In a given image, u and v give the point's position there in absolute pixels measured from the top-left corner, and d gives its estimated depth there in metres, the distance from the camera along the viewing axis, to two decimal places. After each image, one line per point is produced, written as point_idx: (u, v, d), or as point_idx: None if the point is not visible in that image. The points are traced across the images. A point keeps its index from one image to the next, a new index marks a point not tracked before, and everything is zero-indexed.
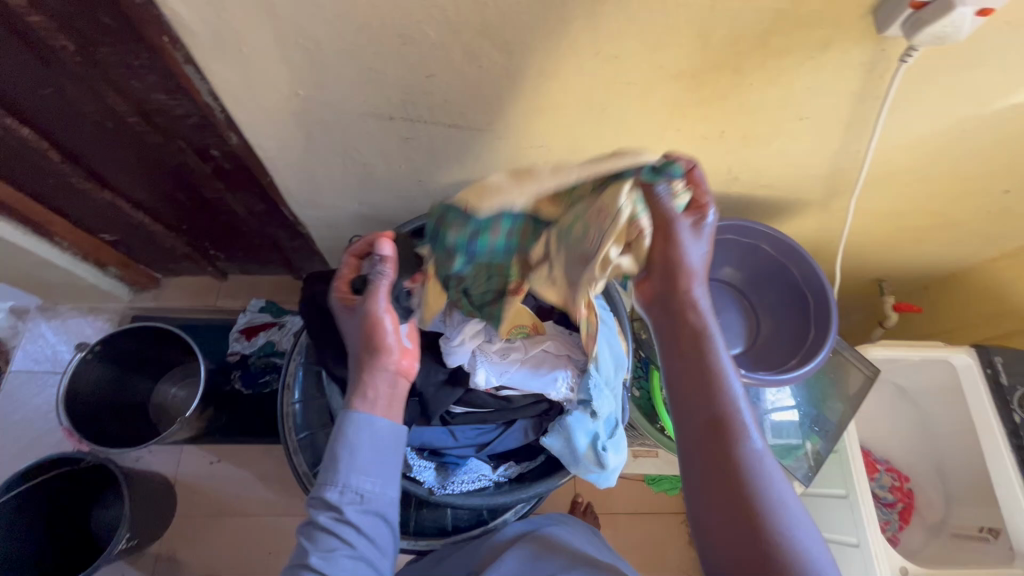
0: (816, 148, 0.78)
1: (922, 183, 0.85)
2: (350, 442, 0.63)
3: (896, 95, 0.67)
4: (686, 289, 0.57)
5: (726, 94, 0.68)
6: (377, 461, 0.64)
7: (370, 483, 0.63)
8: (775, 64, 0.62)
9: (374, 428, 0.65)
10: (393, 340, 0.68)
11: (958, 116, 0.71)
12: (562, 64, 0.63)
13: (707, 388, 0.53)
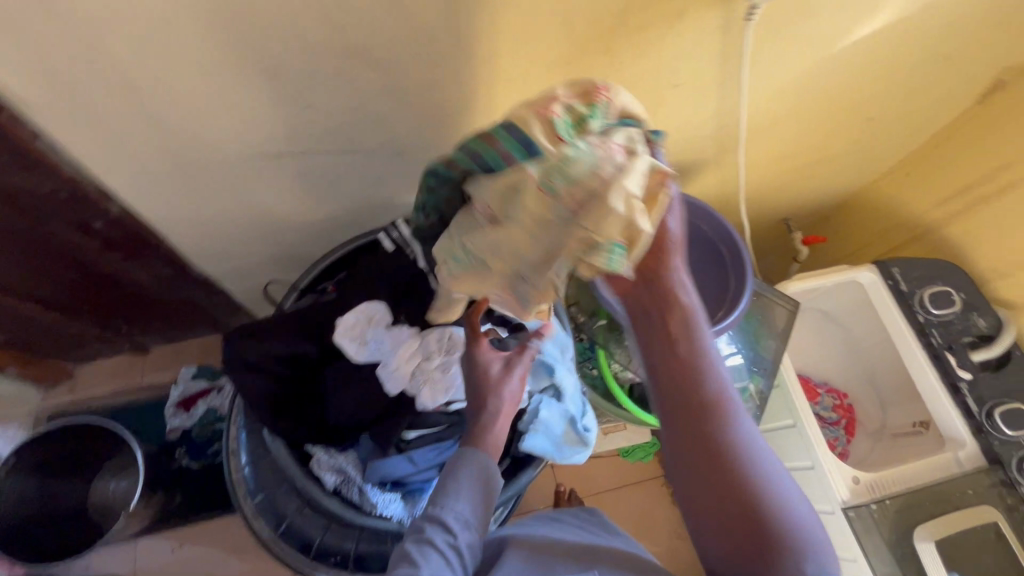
0: (699, 111, 0.83)
1: (799, 124, 0.93)
2: (462, 467, 0.61)
3: (753, 50, 0.73)
4: (666, 267, 0.55)
5: (607, 75, 0.70)
6: (481, 492, 0.61)
7: (473, 513, 0.59)
8: (641, 39, 0.66)
9: (480, 458, 0.62)
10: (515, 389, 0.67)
11: (812, 59, 0.78)
12: (443, 70, 0.63)
13: (695, 372, 0.52)
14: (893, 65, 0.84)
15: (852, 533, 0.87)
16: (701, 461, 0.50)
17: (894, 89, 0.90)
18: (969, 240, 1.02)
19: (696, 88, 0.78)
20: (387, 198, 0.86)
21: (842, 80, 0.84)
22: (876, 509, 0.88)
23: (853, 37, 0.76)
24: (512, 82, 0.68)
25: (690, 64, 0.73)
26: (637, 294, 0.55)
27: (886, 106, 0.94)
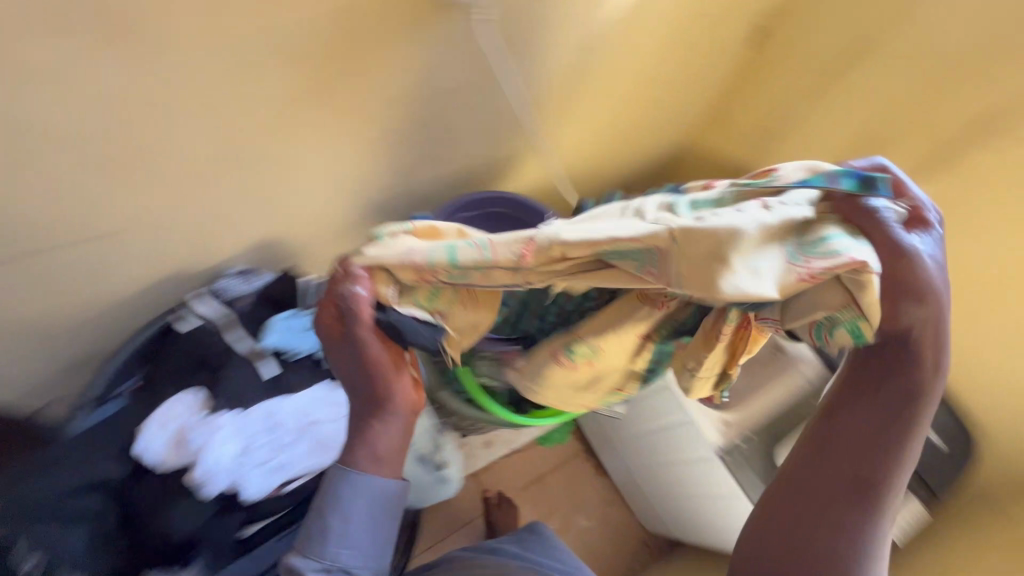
0: (482, 108, 0.79)
1: (596, 98, 0.91)
2: (340, 507, 0.56)
3: (503, 43, 0.69)
4: (910, 337, 0.41)
5: (356, 92, 0.64)
6: (363, 532, 0.58)
7: (353, 553, 0.58)
8: (373, 50, 0.60)
9: (365, 488, 0.56)
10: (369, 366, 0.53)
11: (579, 36, 0.75)
12: (143, 124, 0.55)
13: (907, 438, 0.44)
14: (662, 29, 0.84)
15: (729, 471, 0.91)
16: (799, 530, 0.48)
17: (675, 50, 0.91)
18: None
19: (473, 87, 0.74)
20: (167, 276, 0.75)
21: (618, 51, 0.83)
22: (745, 443, 0.91)
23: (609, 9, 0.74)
24: (243, 120, 0.60)
25: (453, 64, 0.68)
26: (876, 356, 0.43)
27: (677, 69, 0.96)
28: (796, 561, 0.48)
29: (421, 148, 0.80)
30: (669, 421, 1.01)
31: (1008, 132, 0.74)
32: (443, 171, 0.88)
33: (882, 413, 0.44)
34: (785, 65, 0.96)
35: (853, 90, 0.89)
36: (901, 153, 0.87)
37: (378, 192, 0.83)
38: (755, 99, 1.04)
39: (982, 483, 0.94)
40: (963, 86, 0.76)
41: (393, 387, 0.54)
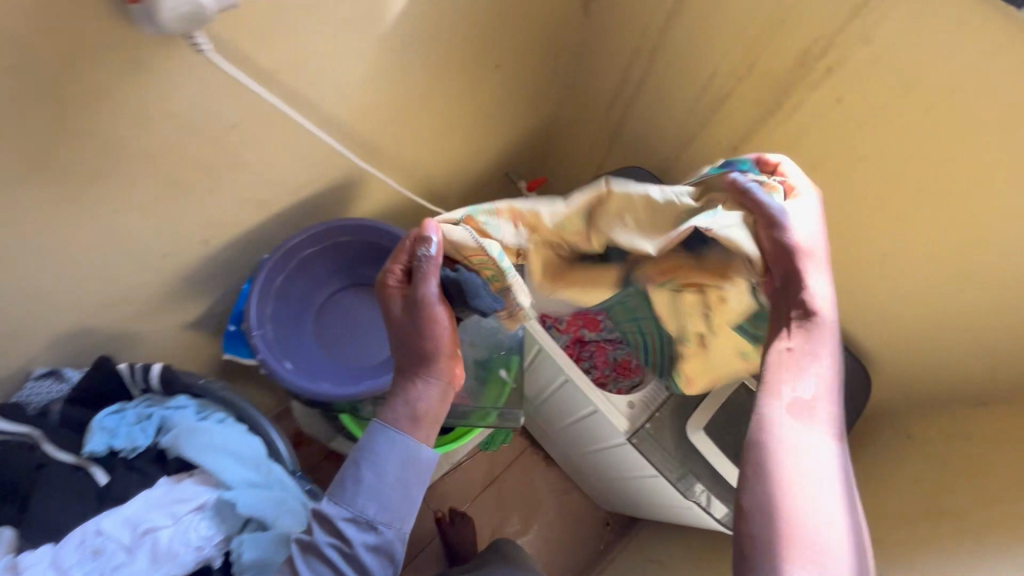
0: (291, 145, 0.69)
1: (427, 100, 0.83)
2: (373, 455, 0.60)
3: (266, 72, 0.58)
4: (803, 273, 0.54)
5: (105, 153, 0.54)
6: (389, 489, 0.61)
7: (380, 503, 0.61)
8: (103, 106, 0.50)
9: (395, 443, 0.60)
10: (424, 335, 0.60)
11: (367, 48, 0.66)
12: None
13: (805, 367, 0.53)
14: (461, 13, 0.73)
15: (643, 456, 0.89)
16: (775, 473, 0.50)
17: (491, 32, 0.81)
18: (643, 140, 1.02)
19: (261, 128, 0.64)
20: None
21: (422, 46, 0.73)
22: (653, 427, 0.89)
23: (391, 12, 0.64)
24: None
25: (216, 109, 0.58)
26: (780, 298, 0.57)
27: (505, 50, 0.87)
28: (781, 507, 0.48)
29: (230, 196, 0.70)
30: (581, 412, 0.97)
31: (831, 76, 0.69)
32: (275, 212, 0.78)
33: (769, 340, 0.58)
34: (622, 29, 0.88)
35: (685, 46, 0.82)
36: (745, 103, 0.80)
37: (194, 250, 0.73)
38: (601, 66, 0.97)
39: (895, 404, 0.93)
40: (780, 32, 0.69)
41: (432, 346, 0.60)
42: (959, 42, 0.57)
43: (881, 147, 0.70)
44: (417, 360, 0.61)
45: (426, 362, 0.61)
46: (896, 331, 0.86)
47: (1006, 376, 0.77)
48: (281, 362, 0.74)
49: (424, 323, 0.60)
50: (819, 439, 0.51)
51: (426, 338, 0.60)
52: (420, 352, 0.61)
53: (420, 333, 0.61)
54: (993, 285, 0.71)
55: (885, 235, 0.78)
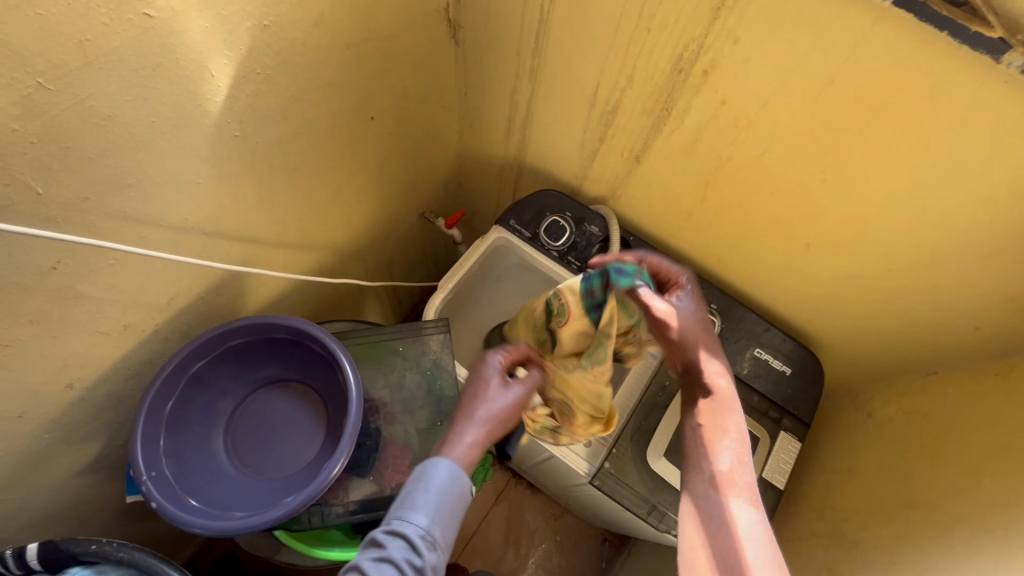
0: (137, 261, 0.61)
1: (297, 170, 0.75)
2: (438, 477, 0.56)
3: (67, 199, 0.50)
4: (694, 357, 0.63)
5: None
6: (452, 509, 0.56)
7: (443, 526, 0.55)
8: None
9: (455, 473, 0.57)
10: (509, 402, 0.64)
11: (198, 141, 0.58)
12: None
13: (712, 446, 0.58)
14: (309, 80, 0.66)
15: (607, 496, 0.83)
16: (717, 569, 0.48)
17: (352, 89, 0.74)
18: (549, 161, 0.97)
19: (90, 256, 0.56)
20: None
21: (273, 124, 0.66)
22: (612, 465, 0.84)
23: (214, 100, 0.57)
24: None
25: (20, 252, 0.50)
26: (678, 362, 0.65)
27: (378, 100, 0.80)
28: None
29: (84, 334, 0.61)
30: (543, 457, 0.91)
31: (709, 79, 0.64)
32: (150, 332, 0.70)
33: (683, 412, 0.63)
34: (498, 55, 0.83)
35: (561, 66, 0.77)
36: (635, 115, 0.76)
37: (58, 399, 0.63)
38: (489, 91, 0.91)
39: (851, 382, 0.90)
40: (649, 40, 0.65)
41: (507, 414, 0.64)
42: (821, 31, 0.52)
43: (775, 141, 0.66)
44: (492, 420, 0.63)
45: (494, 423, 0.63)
46: (835, 310, 0.82)
47: (945, 343, 0.73)
48: (185, 498, 0.66)
49: (509, 395, 0.65)
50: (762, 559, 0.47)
51: (512, 401, 0.65)
52: (504, 410, 0.64)
53: (510, 402, 0.65)
54: (913, 262, 0.68)
55: (800, 227, 0.74)
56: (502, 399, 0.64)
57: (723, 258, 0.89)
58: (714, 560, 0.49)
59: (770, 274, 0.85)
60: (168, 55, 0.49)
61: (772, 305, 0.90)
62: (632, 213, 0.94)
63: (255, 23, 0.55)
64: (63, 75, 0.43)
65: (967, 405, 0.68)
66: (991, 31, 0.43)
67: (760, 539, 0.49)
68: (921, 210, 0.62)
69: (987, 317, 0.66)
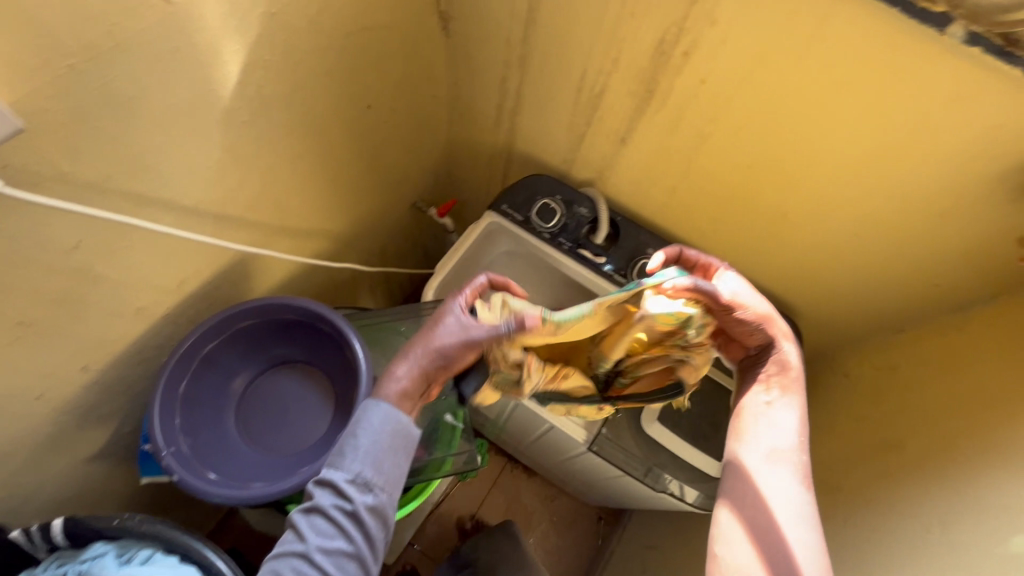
0: (152, 242, 0.63)
1: (299, 157, 0.78)
2: (363, 422, 0.60)
3: (91, 179, 0.52)
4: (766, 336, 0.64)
5: None
6: (381, 451, 0.59)
7: (375, 468, 0.59)
8: None
9: (386, 414, 0.60)
10: (447, 341, 0.60)
11: (210, 125, 0.61)
12: None
13: (774, 416, 0.62)
14: (312, 68, 0.69)
15: (606, 461, 0.88)
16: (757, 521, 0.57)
17: (351, 77, 0.77)
18: (537, 147, 1.01)
19: (110, 236, 0.58)
20: None
21: (278, 111, 0.69)
22: (609, 432, 0.88)
23: (226, 85, 0.59)
24: None
25: (46, 230, 0.52)
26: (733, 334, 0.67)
27: (374, 90, 0.84)
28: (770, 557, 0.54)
29: (100, 314, 0.63)
30: (542, 429, 0.95)
31: (689, 61, 0.69)
32: (162, 314, 0.72)
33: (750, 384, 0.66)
34: (488, 44, 0.87)
35: (549, 53, 0.81)
36: (620, 98, 0.80)
37: (75, 380, 0.65)
38: (479, 79, 0.95)
39: (826, 346, 0.97)
40: (632, 24, 0.70)
41: (443, 341, 0.62)
42: (789, 12, 0.58)
43: (750, 117, 0.71)
44: (430, 356, 0.61)
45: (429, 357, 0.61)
46: (809, 278, 0.88)
47: (909, 302, 0.80)
48: (204, 472, 0.68)
49: (454, 333, 0.61)
50: (797, 524, 0.56)
51: (453, 337, 0.60)
52: (439, 345, 0.61)
53: (453, 340, 0.60)
54: (878, 227, 0.74)
55: (775, 199, 0.80)
56: (442, 335, 0.61)
57: (704, 234, 0.94)
58: (756, 514, 0.57)
59: (749, 247, 0.91)
60: (188, 39, 0.52)
61: (752, 277, 0.96)
62: (619, 194, 0.99)
63: (264, 11, 0.58)
64: (94, 57, 0.46)
65: (931, 356, 0.74)
66: (934, 6, 0.49)
67: (801, 511, 0.57)
68: (883, 177, 0.68)
69: (945, 275, 0.73)
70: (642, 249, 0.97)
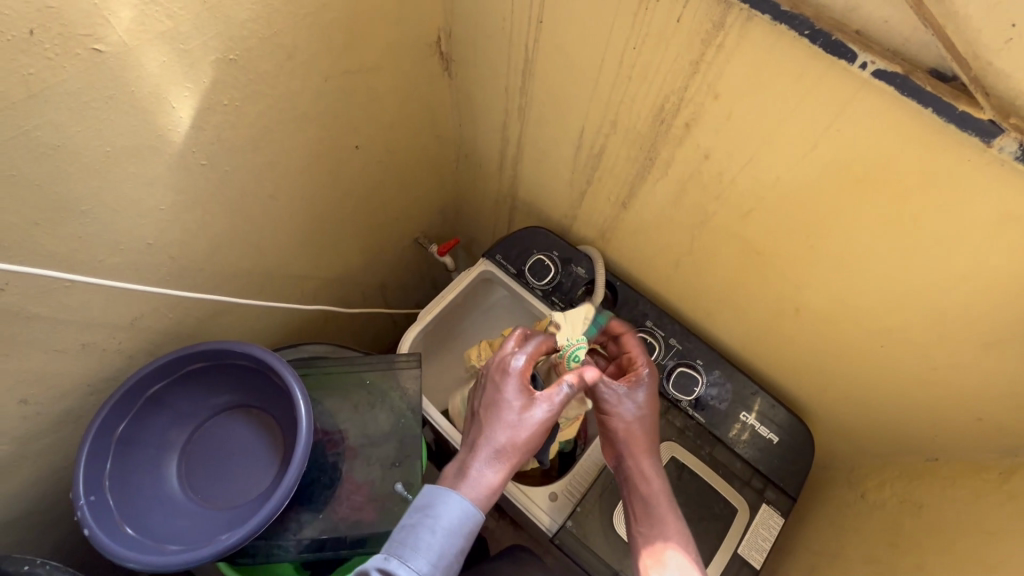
0: (94, 284, 0.61)
1: (274, 197, 0.74)
2: (445, 520, 0.58)
3: (12, 224, 0.50)
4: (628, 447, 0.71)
5: None
6: (453, 552, 0.58)
7: (441, 570, 0.57)
8: None
9: (467, 512, 0.60)
10: (528, 429, 0.65)
11: (158, 169, 0.58)
12: None
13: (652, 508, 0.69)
14: (283, 112, 0.65)
15: (568, 558, 0.78)
16: None
17: (334, 119, 0.73)
18: (540, 198, 0.94)
19: (41, 278, 0.56)
20: None
21: (245, 154, 0.65)
22: (575, 524, 0.79)
23: (176, 130, 0.56)
24: None
25: None
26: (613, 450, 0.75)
27: (363, 130, 0.79)
28: None
29: (39, 352, 0.61)
30: (508, 507, 0.88)
31: (691, 133, 0.60)
32: (115, 351, 0.69)
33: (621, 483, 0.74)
34: (487, 90, 0.81)
35: (549, 106, 0.75)
36: (621, 161, 0.72)
37: (13, 414, 0.63)
38: (481, 123, 0.89)
39: (845, 456, 0.83)
40: (631, 88, 0.62)
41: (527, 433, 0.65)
42: (804, 96, 0.48)
43: (760, 201, 0.61)
44: (514, 448, 0.64)
45: (512, 451, 0.64)
46: (827, 379, 0.76)
47: (944, 430, 0.66)
48: (122, 526, 0.66)
49: (533, 416, 0.65)
50: None
51: (529, 425, 0.65)
52: (520, 437, 0.64)
53: (534, 424, 0.65)
54: (907, 342, 0.62)
55: (792, 291, 0.69)
56: (522, 424, 0.65)
57: (712, 312, 0.84)
58: None
59: (760, 333, 0.80)
60: (121, 88, 0.49)
61: (764, 366, 0.85)
62: (622, 257, 0.90)
63: (218, 57, 0.54)
64: (4, 108, 0.43)
65: (961, 504, 0.61)
66: (980, 112, 0.38)
67: None
68: (916, 286, 0.56)
69: (989, 408, 0.59)
70: (640, 320, 0.89)
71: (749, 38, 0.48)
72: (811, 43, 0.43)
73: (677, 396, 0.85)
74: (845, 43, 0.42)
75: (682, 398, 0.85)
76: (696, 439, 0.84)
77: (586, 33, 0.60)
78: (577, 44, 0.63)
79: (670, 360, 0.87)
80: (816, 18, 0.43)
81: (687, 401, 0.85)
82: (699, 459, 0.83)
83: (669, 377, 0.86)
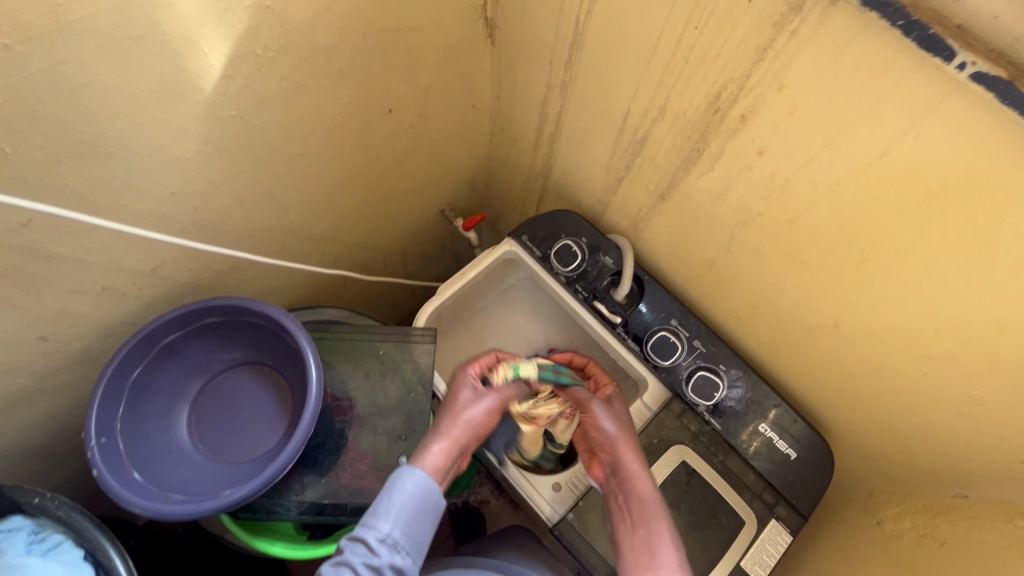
0: (116, 228, 0.60)
1: (302, 154, 0.72)
2: (396, 485, 0.61)
3: (35, 160, 0.49)
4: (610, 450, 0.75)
5: None
6: (412, 514, 0.60)
7: (404, 531, 0.59)
8: None
9: (420, 481, 0.62)
10: (474, 412, 0.74)
11: (186, 115, 0.56)
12: None
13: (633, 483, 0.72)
14: (318, 67, 0.63)
15: (567, 552, 0.77)
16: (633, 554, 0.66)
17: (369, 79, 0.70)
18: (573, 179, 0.90)
19: (63, 219, 0.55)
20: None
21: (274, 108, 0.63)
22: (576, 517, 0.78)
23: (207, 77, 0.54)
24: None
25: None
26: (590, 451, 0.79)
27: (398, 92, 0.76)
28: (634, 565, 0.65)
29: (60, 292, 0.61)
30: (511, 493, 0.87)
31: (747, 126, 0.56)
32: (135, 298, 0.69)
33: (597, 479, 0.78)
34: (530, 61, 0.77)
35: (594, 83, 0.70)
36: (664, 148, 0.68)
37: (32, 350, 0.64)
38: (519, 96, 0.85)
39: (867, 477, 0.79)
40: (685, 72, 0.57)
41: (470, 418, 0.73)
42: (886, 94, 0.43)
43: (814, 204, 0.56)
44: (463, 429, 0.72)
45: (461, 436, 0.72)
46: (858, 398, 0.72)
47: (979, 468, 0.62)
48: (131, 470, 0.67)
49: (480, 404, 0.75)
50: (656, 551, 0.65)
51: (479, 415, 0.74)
52: (470, 421, 0.73)
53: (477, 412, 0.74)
54: (955, 370, 0.58)
55: (834, 302, 0.65)
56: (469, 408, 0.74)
57: (742, 316, 0.80)
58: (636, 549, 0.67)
59: (793, 342, 0.75)
60: (152, 27, 0.47)
61: (792, 377, 0.81)
62: (653, 249, 0.86)
63: (254, 3, 0.51)
64: (31, 38, 0.42)
65: (988, 546, 0.57)
66: None
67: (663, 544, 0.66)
68: (978, 310, 0.51)
69: None
70: (665, 317, 0.86)
71: (829, 25, 0.43)
72: (905, 35, 0.39)
73: (695, 400, 0.82)
74: (944, 39, 0.37)
75: (700, 402, 0.82)
76: (711, 445, 0.81)
77: (644, 8, 0.56)
78: (632, 19, 0.58)
79: (691, 362, 0.84)
80: (913, 7, 0.38)
81: (705, 406, 0.82)
82: (711, 467, 0.80)
83: (688, 379, 0.83)
